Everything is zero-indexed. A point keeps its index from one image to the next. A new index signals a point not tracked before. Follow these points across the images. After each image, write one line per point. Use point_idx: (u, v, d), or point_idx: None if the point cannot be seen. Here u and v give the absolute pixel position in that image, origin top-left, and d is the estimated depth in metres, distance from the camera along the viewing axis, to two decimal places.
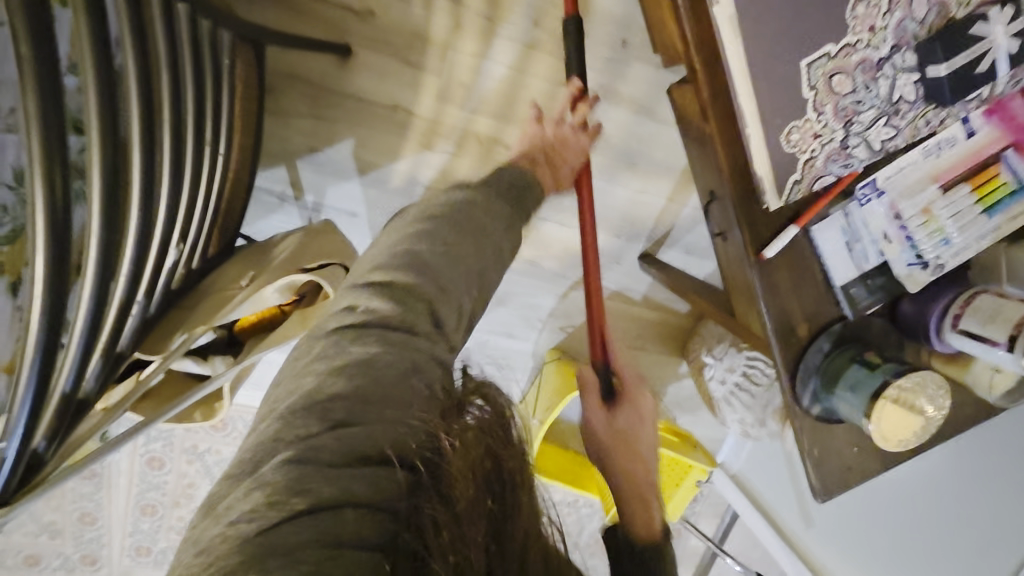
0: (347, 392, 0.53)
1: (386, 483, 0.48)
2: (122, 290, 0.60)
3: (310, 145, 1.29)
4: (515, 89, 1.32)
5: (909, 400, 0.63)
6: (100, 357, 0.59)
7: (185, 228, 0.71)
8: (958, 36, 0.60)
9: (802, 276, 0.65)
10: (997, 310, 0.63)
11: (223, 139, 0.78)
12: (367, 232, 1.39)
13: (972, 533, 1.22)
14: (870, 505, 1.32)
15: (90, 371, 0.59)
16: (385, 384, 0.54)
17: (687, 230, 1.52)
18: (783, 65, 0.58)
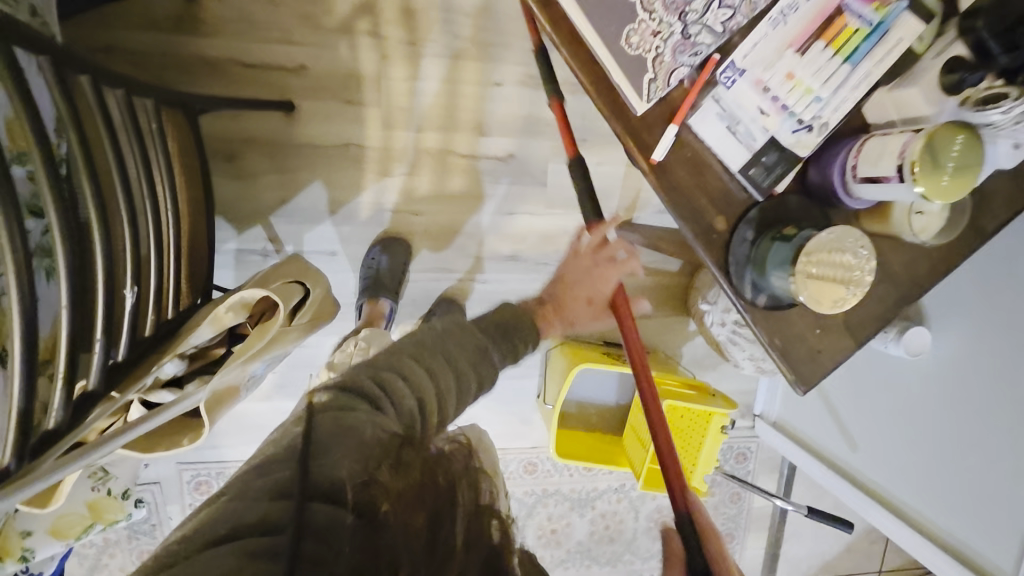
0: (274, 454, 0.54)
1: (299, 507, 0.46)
2: (67, 325, 0.63)
3: (279, 199, 1.38)
4: (452, 99, 1.40)
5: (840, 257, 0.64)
6: (60, 394, 0.65)
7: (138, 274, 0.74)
8: None
9: (699, 170, 0.66)
10: (882, 148, 0.60)
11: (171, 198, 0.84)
12: (348, 267, 1.46)
13: (989, 417, 1.08)
14: (899, 407, 1.26)
15: (54, 407, 0.65)
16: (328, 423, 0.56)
17: (655, 190, 1.54)
18: None
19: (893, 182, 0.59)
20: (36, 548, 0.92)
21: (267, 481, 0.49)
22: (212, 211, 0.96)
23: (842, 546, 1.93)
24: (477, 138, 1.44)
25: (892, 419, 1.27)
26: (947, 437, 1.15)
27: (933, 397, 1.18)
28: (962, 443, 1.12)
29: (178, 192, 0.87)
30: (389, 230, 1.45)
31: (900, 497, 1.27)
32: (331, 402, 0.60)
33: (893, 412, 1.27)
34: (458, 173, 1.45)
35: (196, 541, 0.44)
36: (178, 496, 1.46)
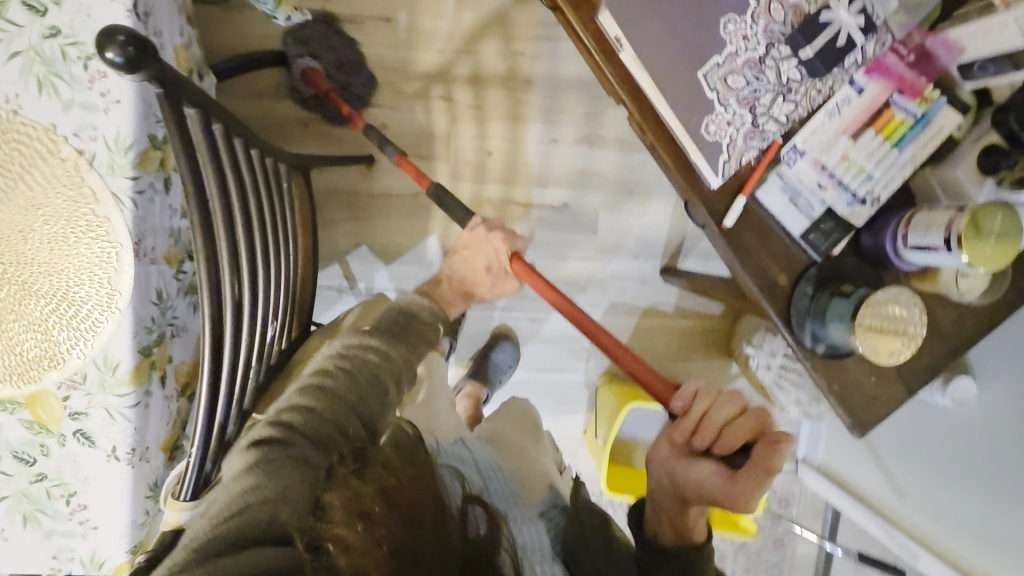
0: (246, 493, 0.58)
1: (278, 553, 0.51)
2: (245, 356, 0.76)
3: (355, 242, 1.52)
4: (515, 156, 1.54)
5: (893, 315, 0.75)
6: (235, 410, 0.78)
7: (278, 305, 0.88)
8: (813, 23, 0.70)
9: (765, 236, 0.76)
10: (930, 220, 0.69)
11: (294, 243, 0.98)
12: (413, 305, 1.58)
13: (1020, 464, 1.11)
14: (941, 454, 1.29)
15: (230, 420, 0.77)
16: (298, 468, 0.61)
17: (699, 239, 1.64)
18: (681, 77, 0.70)
19: (941, 250, 0.68)
20: None
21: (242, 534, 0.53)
22: (316, 258, 1.08)
23: None
24: (535, 190, 1.57)
25: (932, 466, 1.31)
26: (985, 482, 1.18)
27: (972, 444, 1.22)
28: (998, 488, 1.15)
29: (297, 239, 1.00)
30: (452, 272, 1.57)
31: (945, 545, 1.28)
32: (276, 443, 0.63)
33: (935, 458, 1.31)
34: (517, 221, 1.57)
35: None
36: None
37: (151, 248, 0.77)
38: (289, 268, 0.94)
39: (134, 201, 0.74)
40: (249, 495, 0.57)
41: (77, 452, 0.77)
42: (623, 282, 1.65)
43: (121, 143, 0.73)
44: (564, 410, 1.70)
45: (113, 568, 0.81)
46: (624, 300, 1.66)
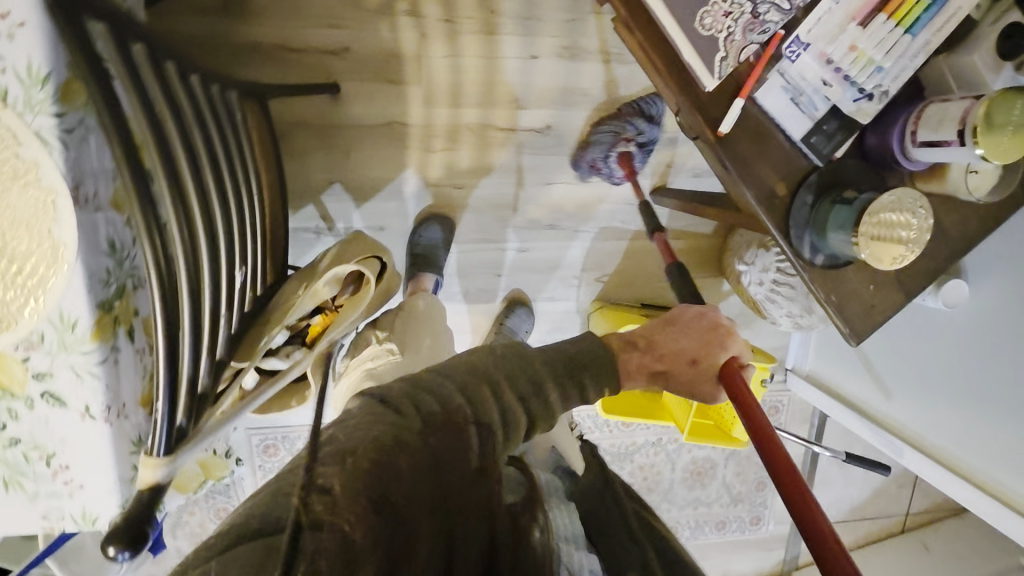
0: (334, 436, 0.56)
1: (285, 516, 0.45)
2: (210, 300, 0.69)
3: (329, 178, 1.43)
4: (491, 74, 1.42)
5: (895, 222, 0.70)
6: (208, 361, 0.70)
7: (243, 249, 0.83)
8: None
9: (762, 141, 0.70)
10: (943, 113, 0.64)
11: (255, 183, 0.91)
12: (397, 240, 1.52)
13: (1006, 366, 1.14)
14: (924, 359, 1.32)
15: (202, 373, 0.70)
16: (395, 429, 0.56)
17: (689, 154, 1.57)
18: None
19: (953, 146, 0.64)
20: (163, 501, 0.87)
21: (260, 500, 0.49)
22: (285, 196, 1.02)
23: (869, 490, 2.04)
24: (516, 111, 1.47)
25: (914, 369, 1.34)
26: (968, 384, 1.22)
27: (958, 348, 1.24)
28: (985, 392, 1.18)
29: (260, 180, 0.94)
30: (434, 203, 1.50)
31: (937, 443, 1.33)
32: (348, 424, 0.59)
33: (918, 360, 1.33)
34: (498, 146, 1.48)
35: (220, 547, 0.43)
36: (249, 457, 1.59)
37: (92, 193, 0.68)
38: (249, 205, 0.87)
39: (63, 142, 0.63)
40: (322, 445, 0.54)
41: (48, 415, 0.71)
42: (611, 205, 1.59)
43: (36, 76, 0.60)
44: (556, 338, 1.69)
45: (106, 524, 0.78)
46: (613, 224, 1.61)
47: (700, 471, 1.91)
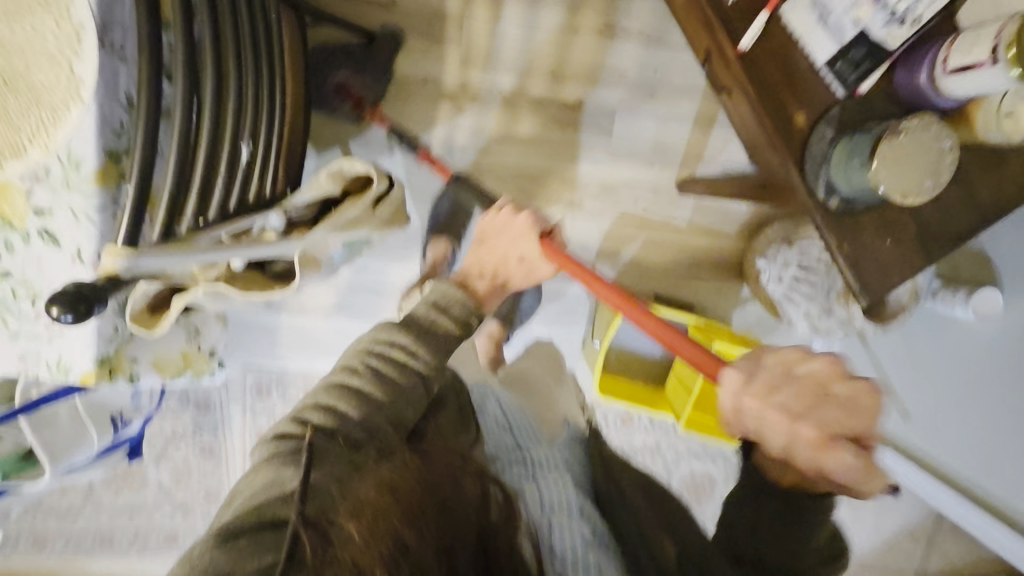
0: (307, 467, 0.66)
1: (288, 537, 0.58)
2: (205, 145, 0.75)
3: (359, 127, 1.46)
4: (530, 44, 1.45)
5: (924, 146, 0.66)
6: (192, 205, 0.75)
7: (254, 129, 0.83)
8: None
9: (786, 64, 0.69)
10: (977, 34, 0.63)
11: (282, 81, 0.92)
12: (417, 198, 1.52)
13: None
14: (944, 374, 1.24)
15: (186, 215, 0.75)
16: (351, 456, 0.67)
17: (720, 149, 1.55)
18: None
19: (985, 66, 0.62)
20: (143, 376, 0.85)
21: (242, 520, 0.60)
22: (308, 110, 1.03)
23: (882, 541, 1.89)
24: (550, 83, 1.48)
25: (938, 386, 1.25)
26: (998, 402, 1.13)
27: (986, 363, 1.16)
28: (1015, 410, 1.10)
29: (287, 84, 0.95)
30: (458, 166, 1.51)
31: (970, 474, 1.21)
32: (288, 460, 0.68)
33: (938, 376, 1.25)
34: (528, 117, 1.49)
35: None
36: (241, 397, 1.58)
37: (120, 45, 0.71)
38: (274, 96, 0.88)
39: None
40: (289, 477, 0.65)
41: (41, 253, 0.73)
42: (635, 190, 1.57)
43: None
44: (563, 321, 1.63)
45: (80, 375, 0.77)
46: (635, 211, 1.58)
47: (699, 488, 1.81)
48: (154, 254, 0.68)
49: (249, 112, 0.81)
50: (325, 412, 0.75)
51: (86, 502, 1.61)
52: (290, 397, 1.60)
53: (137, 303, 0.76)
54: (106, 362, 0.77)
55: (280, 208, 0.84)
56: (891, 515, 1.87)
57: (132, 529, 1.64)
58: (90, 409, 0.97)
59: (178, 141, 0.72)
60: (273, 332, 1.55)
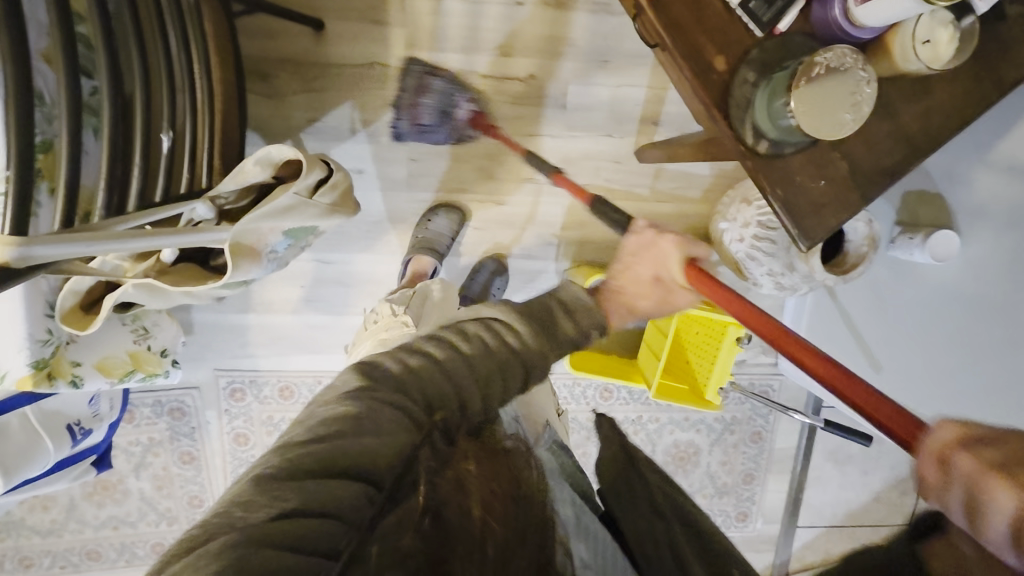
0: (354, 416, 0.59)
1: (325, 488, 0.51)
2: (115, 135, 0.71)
3: (310, 117, 1.43)
4: (476, 19, 1.42)
5: (829, 78, 0.66)
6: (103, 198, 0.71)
7: (173, 118, 0.82)
8: None
9: (698, 6, 0.68)
10: None
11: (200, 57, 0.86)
12: (375, 185, 1.50)
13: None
14: (917, 321, 1.20)
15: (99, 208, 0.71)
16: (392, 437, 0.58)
17: (677, 113, 1.53)
18: None
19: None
20: (85, 379, 0.85)
21: (288, 467, 0.52)
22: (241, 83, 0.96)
23: (868, 494, 1.90)
24: (499, 59, 1.46)
25: (913, 332, 1.21)
26: (982, 340, 1.10)
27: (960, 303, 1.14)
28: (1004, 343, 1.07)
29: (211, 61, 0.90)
30: (413, 149, 1.49)
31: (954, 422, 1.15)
32: (342, 412, 0.59)
33: (912, 323, 1.21)
34: (480, 94, 1.47)
35: (218, 522, 0.48)
36: (215, 401, 1.57)
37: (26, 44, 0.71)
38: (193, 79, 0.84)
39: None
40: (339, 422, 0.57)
41: None
42: (595, 161, 1.55)
43: None
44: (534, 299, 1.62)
45: (15, 381, 0.74)
46: (597, 183, 1.57)
47: (684, 455, 1.81)
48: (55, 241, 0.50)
49: (165, 101, 0.80)
50: (403, 367, 0.67)
51: (69, 517, 1.60)
52: (265, 396, 1.58)
53: (66, 302, 0.75)
54: (42, 366, 0.76)
55: (207, 197, 0.81)
56: (875, 469, 1.87)
57: (118, 541, 1.63)
58: (42, 417, 0.95)
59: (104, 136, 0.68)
60: (241, 332, 1.53)
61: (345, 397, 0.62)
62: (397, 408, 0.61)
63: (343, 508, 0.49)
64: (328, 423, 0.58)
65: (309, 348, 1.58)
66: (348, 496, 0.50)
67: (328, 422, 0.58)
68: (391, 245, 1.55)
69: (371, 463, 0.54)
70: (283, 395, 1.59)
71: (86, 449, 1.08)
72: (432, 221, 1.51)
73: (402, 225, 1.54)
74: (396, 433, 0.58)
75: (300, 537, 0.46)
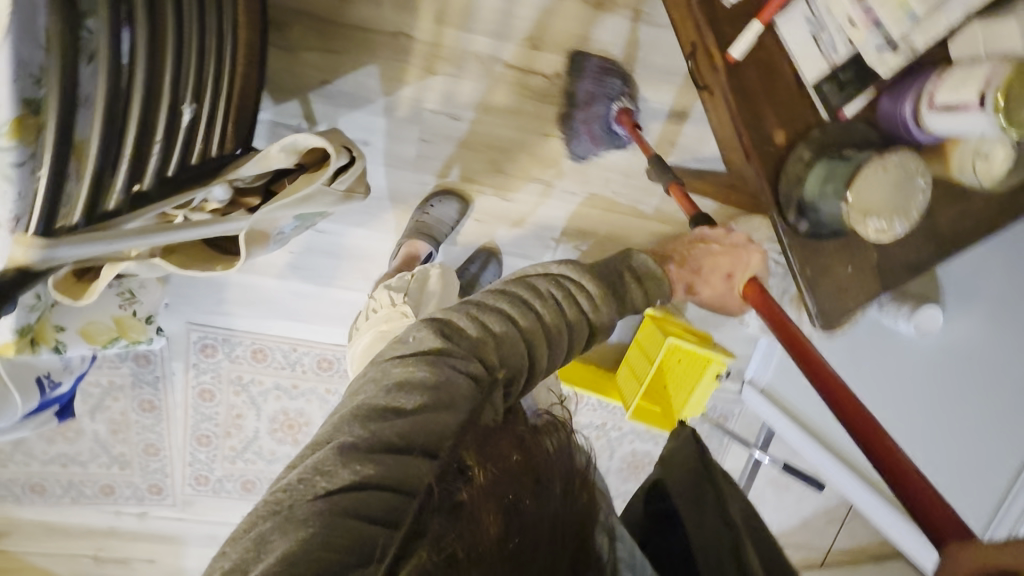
0: (406, 389, 0.57)
1: (398, 468, 0.49)
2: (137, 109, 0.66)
3: (322, 79, 1.35)
4: (511, 6, 1.34)
5: (885, 176, 0.67)
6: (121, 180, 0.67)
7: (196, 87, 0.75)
8: None
9: (770, 77, 0.71)
10: (969, 74, 0.65)
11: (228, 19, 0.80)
12: (381, 159, 1.45)
13: (990, 401, 1.14)
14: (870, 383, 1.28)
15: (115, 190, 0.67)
16: (421, 393, 0.57)
17: (696, 138, 1.51)
18: None
19: (972, 108, 0.64)
20: (69, 345, 0.81)
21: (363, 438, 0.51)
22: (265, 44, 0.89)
23: (801, 521, 2.01)
24: (528, 51, 1.39)
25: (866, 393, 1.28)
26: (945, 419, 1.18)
27: (917, 379, 1.22)
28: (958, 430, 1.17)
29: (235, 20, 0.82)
30: (426, 129, 1.43)
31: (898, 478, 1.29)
32: (425, 379, 0.58)
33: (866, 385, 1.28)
34: (504, 85, 1.42)
35: (305, 488, 0.48)
36: (184, 353, 1.52)
37: None
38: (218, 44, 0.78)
39: None
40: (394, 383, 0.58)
41: None
42: (607, 172, 1.53)
43: None
44: None
45: None
46: (606, 194, 1.55)
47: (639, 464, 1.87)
48: (74, 243, 0.59)
49: (192, 66, 0.74)
50: (483, 328, 0.67)
51: (16, 450, 1.54)
52: (237, 355, 1.55)
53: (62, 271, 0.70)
54: (27, 333, 0.71)
55: (224, 180, 0.81)
56: (811, 500, 1.96)
57: (65, 479, 1.59)
58: (14, 369, 0.88)
59: (133, 102, 0.66)
60: (219, 288, 1.47)
61: (428, 359, 0.61)
62: (469, 376, 0.60)
63: (390, 489, 0.47)
64: (417, 391, 0.56)
65: (288, 314, 1.54)
66: (402, 463, 0.49)
67: (399, 391, 0.57)
68: (389, 223, 1.51)
69: (442, 432, 0.53)
70: (256, 357, 1.56)
71: (52, 401, 1.03)
72: (435, 207, 1.46)
73: (401, 205, 1.50)
74: (468, 392, 0.58)
75: (368, 511, 0.45)
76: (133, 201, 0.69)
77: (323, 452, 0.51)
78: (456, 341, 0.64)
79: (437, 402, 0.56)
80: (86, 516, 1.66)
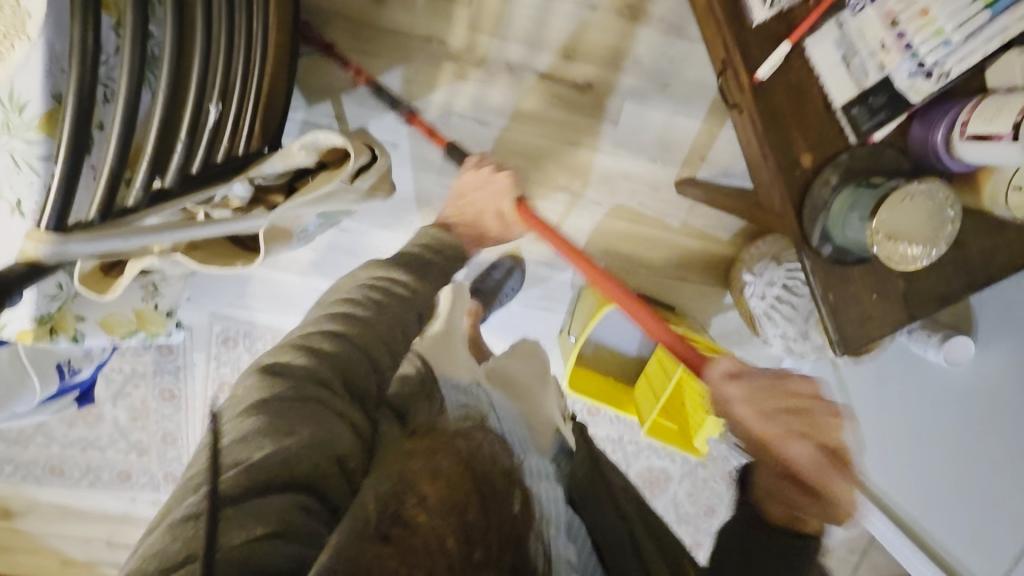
0: (274, 428, 0.54)
1: (270, 513, 0.48)
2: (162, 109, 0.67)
3: (354, 81, 1.37)
4: (546, 14, 1.35)
5: (915, 205, 0.66)
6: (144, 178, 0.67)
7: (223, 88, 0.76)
8: None
9: (798, 98, 0.70)
10: (1003, 104, 0.64)
11: (257, 20, 0.81)
12: (407, 163, 1.46)
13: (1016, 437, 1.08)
14: (900, 410, 1.26)
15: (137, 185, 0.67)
16: (302, 448, 0.53)
17: (726, 154, 1.49)
18: None
19: (1005, 139, 0.63)
20: (87, 335, 0.82)
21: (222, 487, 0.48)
22: (295, 44, 0.91)
23: None
24: (560, 60, 1.40)
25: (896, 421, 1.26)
26: (969, 452, 1.14)
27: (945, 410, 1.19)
28: (981, 467, 1.12)
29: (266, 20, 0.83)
30: (453, 135, 1.44)
31: (926, 517, 1.21)
32: (267, 426, 0.54)
33: (897, 412, 1.26)
34: (533, 94, 1.42)
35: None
36: (206, 345, 1.55)
37: None
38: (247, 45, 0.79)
39: None
40: (268, 428, 0.53)
41: None
42: (632, 184, 1.52)
43: None
44: (541, 306, 1.61)
45: (16, 334, 0.71)
46: (630, 205, 1.55)
47: (655, 480, 1.81)
48: (88, 238, 0.57)
49: (220, 67, 0.75)
50: (312, 357, 0.62)
51: (37, 432, 1.59)
52: (257, 349, 1.57)
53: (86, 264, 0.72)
54: (46, 322, 0.73)
55: (244, 177, 0.81)
56: (830, 530, 1.90)
57: (85, 462, 1.63)
58: (32, 355, 0.92)
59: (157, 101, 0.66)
60: (243, 282, 1.50)
61: (262, 404, 0.56)
62: (314, 403, 0.58)
63: (285, 531, 0.47)
64: (267, 439, 0.52)
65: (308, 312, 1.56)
66: (279, 505, 0.49)
67: (248, 439, 0.52)
68: (412, 225, 1.51)
69: (319, 474, 0.53)
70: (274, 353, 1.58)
71: (72, 386, 1.06)
72: None
73: (427, 208, 1.50)
74: (333, 431, 0.57)
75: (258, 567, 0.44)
76: (150, 198, 0.69)
77: (159, 533, 0.47)
78: (342, 362, 0.63)
79: (296, 434, 0.54)
80: (101, 500, 1.70)
